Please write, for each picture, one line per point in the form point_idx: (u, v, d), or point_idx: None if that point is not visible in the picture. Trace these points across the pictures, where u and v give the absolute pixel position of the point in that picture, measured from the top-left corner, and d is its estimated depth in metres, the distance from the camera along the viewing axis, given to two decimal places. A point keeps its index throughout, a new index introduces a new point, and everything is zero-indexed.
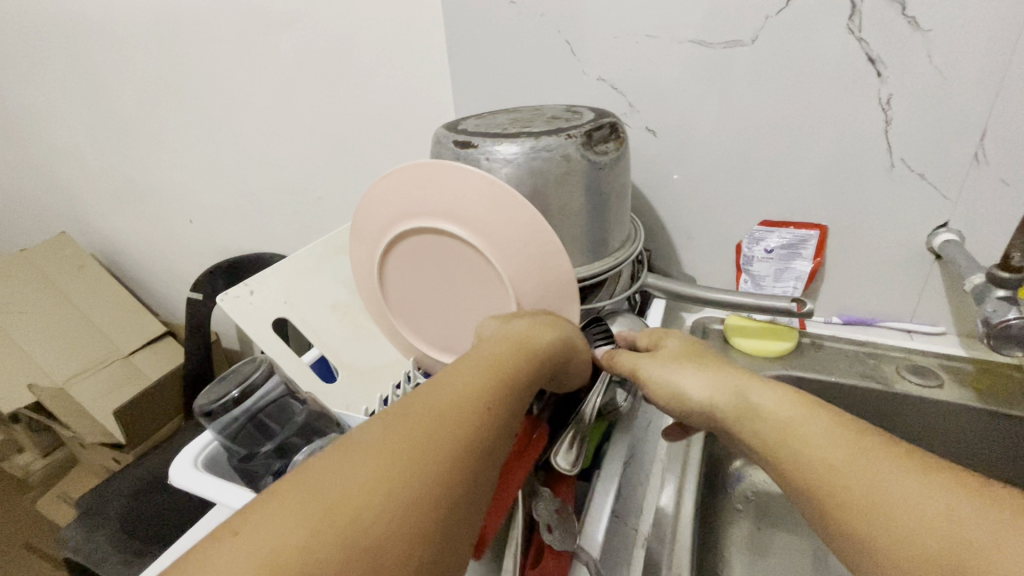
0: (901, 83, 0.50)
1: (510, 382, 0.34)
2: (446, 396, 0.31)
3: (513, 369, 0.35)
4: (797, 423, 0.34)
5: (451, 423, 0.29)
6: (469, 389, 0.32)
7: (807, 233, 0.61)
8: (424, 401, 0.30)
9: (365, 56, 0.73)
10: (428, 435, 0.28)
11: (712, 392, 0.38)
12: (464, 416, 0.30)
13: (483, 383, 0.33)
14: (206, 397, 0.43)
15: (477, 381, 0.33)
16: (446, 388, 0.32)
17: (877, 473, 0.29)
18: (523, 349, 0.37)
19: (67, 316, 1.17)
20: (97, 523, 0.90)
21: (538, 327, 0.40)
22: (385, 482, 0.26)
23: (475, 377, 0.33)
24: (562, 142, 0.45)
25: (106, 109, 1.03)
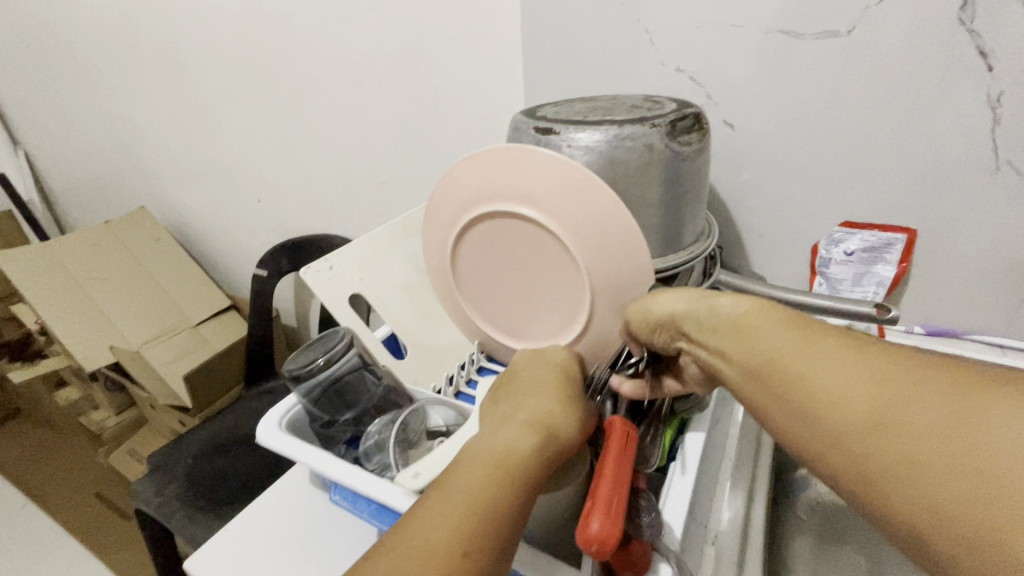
0: (1015, 79, 0.47)
1: (490, 526, 0.31)
2: (418, 559, 0.30)
3: (497, 502, 0.32)
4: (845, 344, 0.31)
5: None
6: (445, 544, 0.30)
7: (894, 237, 0.57)
8: (399, 564, 0.30)
9: (438, 44, 0.74)
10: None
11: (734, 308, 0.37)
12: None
13: (457, 538, 0.30)
14: (294, 362, 0.45)
15: (452, 534, 0.31)
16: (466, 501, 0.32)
17: (944, 416, 0.26)
18: (505, 473, 0.33)
19: (144, 286, 1.25)
20: (166, 480, 0.96)
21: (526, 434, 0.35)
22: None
23: (451, 525, 0.31)
24: (645, 131, 0.44)
25: (188, 92, 1.09)
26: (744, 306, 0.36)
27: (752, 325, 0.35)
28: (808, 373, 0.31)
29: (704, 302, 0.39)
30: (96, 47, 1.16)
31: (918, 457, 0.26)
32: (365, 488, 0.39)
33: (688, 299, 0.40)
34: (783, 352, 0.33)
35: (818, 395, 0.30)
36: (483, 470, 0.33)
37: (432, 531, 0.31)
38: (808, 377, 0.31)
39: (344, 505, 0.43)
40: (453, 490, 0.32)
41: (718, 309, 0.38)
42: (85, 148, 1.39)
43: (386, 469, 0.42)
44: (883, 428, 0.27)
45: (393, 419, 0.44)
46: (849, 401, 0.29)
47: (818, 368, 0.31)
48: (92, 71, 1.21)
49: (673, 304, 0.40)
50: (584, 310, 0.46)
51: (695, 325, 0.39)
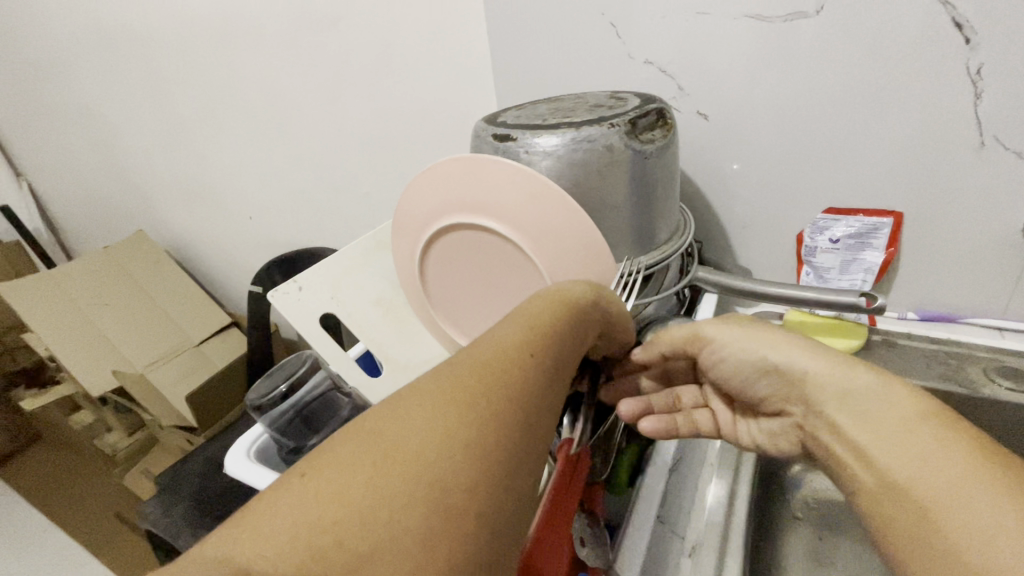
0: (995, 51, 0.44)
1: (552, 333, 0.32)
2: (483, 351, 0.30)
3: (551, 317, 0.33)
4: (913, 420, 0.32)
5: (493, 377, 0.28)
6: (512, 343, 0.30)
7: (880, 221, 0.55)
8: (468, 355, 0.29)
9: (409, 53, 0.73)
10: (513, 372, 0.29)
11: (813, 365, 0.37)
12: (509, 370, 0.29)
13: (523, 336, 0.31)
14: (257, 394, 0.47)
15: (522, 333, 0.31)
16: (522, 313, 0.33)
17: (984, 521, 0.27)
18: (561, 294, 0.34)
19: (147, 309, 1.27)
20: (173, 500, 0.97)
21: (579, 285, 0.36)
22: (440, 431, 0.25)
23: (516, 329, 0.31)
24: (604, 132, 0.43)
25: (172, 113, 1.09)
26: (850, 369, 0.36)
27: (850, 394, 0.35)
28: (881, 438, 0.32)
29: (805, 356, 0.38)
30: (82, 74, 1.17)
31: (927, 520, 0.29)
32: None
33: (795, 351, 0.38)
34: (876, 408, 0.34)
35: (875, 461, 0.32)
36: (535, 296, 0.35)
37: (497, 336, 0.31)
38: (903, 455, 0.31)
39: None
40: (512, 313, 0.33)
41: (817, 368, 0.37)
42: (81, 174, 1.40)
43: None
44: (926, 516, 0.29)
45: None
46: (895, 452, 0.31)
47: (895, 435, 0.32)
48: (79, 97, 1.22)
49: (755, 348, 0.40)
50: None
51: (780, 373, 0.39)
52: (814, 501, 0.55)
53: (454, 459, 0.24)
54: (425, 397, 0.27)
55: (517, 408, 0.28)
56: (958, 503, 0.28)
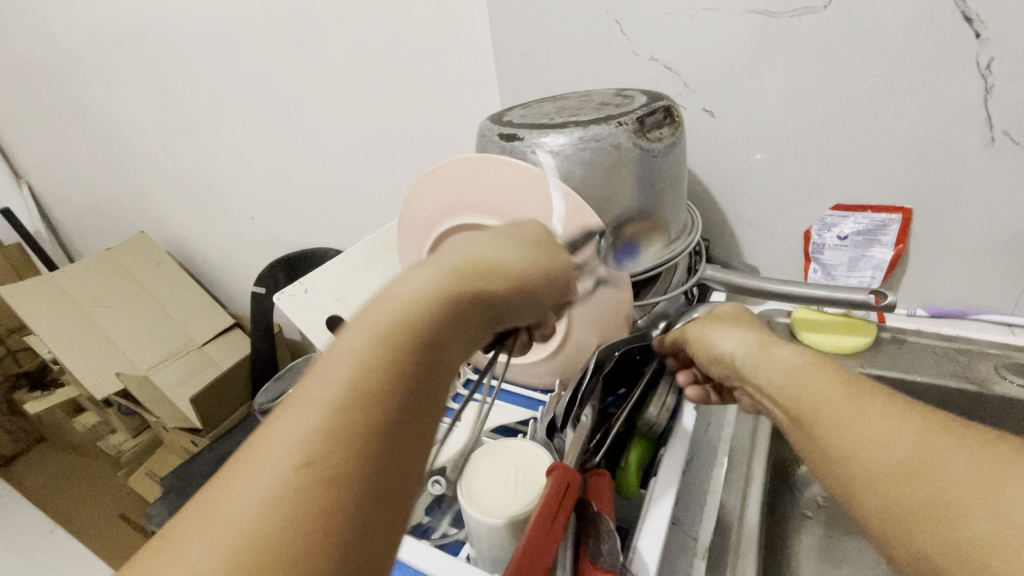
0: (1005, 45, 0.44)
1: (416, 341, 0.25)
2: (308, 416, 0.22)
3: (356, 376, 0.23)
4: (867, 405, 0.31)
5: (270, 527, 0.20)
6: (290, 455, 0.21)
7: (888, 217, 0.55)
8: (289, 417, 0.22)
9: (410, 51, 0.72)
10: (293, 500, 0.20)
11: (768, 368, 0.38)
12: (348, 438, 0.22)
13: (368, 382, 0.23)
14: (264, 396, 0.45)
15: (294, 442, 0.21)
16: (313, 377, 0.23)
17: (971, 492, 0.25)
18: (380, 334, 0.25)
19: (150, 310, 1.26)
20: (179, 501, 0.97)
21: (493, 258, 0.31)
22: None
23: (294, 428, 0.22)
24: (612, 131, 0.42)
25: (172, 114, 1.09)
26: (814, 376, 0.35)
27: (800, 382, 0.35)
28: (842, 422, 0.31)
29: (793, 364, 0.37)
30: (82, 76, 1.16)
31: (912, 508, 0.26)
32: None
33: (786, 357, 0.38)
34: (828, 399, 0.33)
35: (837, 451, 0.30)
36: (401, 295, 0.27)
37: (330, 376, 0.23)
38: (872, 439, 0.29)
39: None
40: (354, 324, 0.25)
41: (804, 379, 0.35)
42: (82, 176, 1.40)
43: None
44: (913, 505, 0.26)
45: None
46: (862, 436, 0.30)
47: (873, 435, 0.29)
48: (79, 99, 1.22)
49: (722, 343, 0.42)
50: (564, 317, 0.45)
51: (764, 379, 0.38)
52: (824, 499, 0.55)
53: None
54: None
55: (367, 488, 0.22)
56: (934, 478, 0.26)
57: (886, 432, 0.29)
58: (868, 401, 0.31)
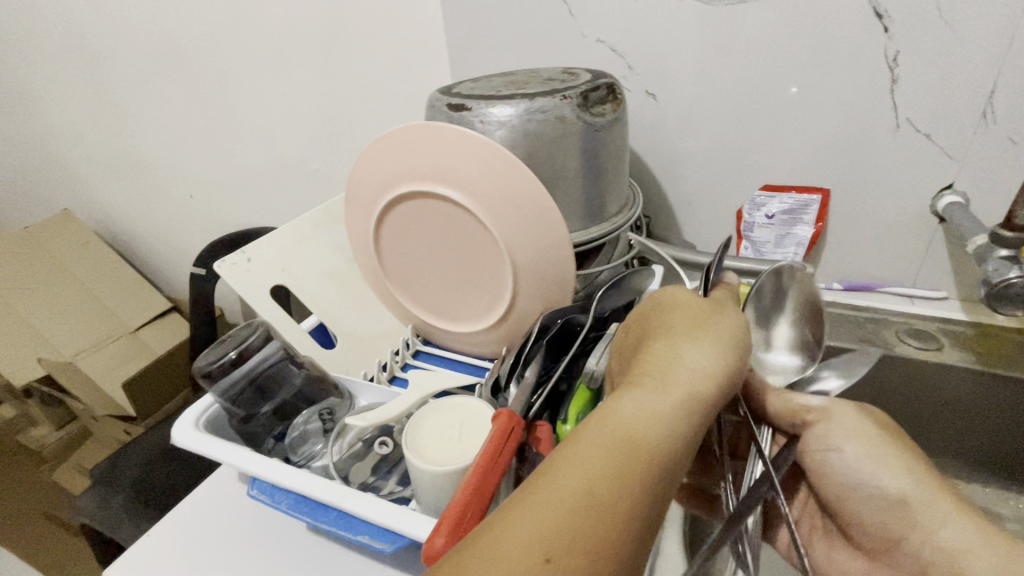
0: (908, 39, 0.49)
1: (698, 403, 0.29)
2: (581, 494, 0.25)
3: (673, 419, 0.28)
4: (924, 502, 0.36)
5: (584, 539, 0.24)
6: (605, 473, 0.25)
7: (809, 198, 0.59)
8: (555, 494, 0.25)
9: (359, 23, 0.71)
10: (607, 527, 0.24)
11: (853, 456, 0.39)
12: (611, 524, 0.24)
13: (625, 474, 0.25)
14: (205, 359, 0.45)
15: (614, 464, 0.26)
16: (636, 423, 0.27)
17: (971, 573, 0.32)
18: (682, 394, 0.29)
19: (75, 293, 1.18)
20: (111, 492, 0.92)
21: (711, 362, 0.30)
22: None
23: (619, 462, 0.26)
24: (557, 104, 0.44)
25: (99, 82, 1.02)
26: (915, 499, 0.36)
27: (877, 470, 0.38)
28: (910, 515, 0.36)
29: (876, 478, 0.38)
30: None
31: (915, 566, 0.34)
32: (286, 478, 0.39)
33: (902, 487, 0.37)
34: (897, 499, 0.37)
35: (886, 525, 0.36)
36: (650, 397, 0.28)
37: (595, 456, 0.26)
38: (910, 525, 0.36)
39: (262, 500, 0.40)
40: (607, 417, 0.28)
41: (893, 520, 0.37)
42: None
43: (314, 458, 0.44)
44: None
45: (319, 410, 0.46)
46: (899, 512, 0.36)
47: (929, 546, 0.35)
48: None
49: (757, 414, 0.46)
50: (510, 286, 0.46)
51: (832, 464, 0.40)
52: None
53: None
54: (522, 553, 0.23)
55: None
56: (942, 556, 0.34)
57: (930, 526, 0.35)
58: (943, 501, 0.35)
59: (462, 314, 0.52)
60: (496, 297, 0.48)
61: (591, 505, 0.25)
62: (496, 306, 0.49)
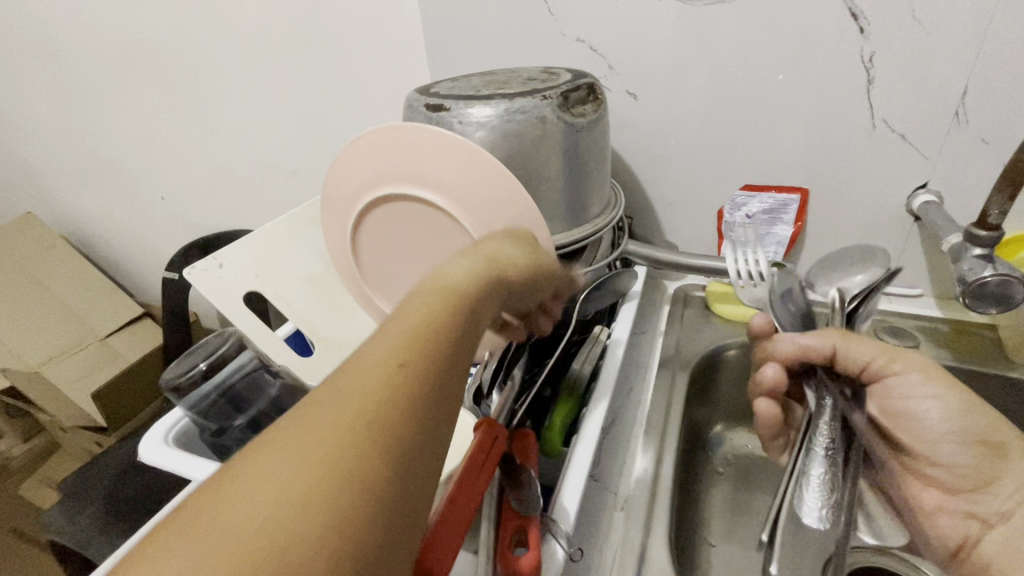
0: (883, 40, 0.49)
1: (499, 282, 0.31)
2: (399, 332, 0.26)
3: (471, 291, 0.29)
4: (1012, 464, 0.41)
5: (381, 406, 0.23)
6: (396, 344, 0.25)
7: (789, 197, 0.60)
8: (363, 345, 0.25)
9: (335, 21, 0.69)
10: (395, 392, 0.24)
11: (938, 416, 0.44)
12: (425, 350, 0.25)
13: (441, 310, 0.27)
14: (173, 372, 0.44)
15: (407, 333, 0.26)
16: (430, 297, 0.28)
17: None
18: (485, 270, 0.31)
19: (41, 300, 1.13)
20: (80, 507, 0.88)
21: (508, 247, 0.34)
22: (329, 467, 0.21)
23: (408, 325, 0.26)
24: (537, 104, 0.43)
25: (62, 81, 0.98)
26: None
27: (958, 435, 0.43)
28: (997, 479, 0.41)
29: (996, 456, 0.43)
30: None
31: None
32: None
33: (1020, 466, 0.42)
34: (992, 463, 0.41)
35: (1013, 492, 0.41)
36: (470, 264, 0.31)
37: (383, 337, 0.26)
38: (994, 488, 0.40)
39: None
40: (431, 283, 0.30)
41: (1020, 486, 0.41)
42: None
43: None
44: None
45: None
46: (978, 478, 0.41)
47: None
48: None
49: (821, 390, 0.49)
50: None
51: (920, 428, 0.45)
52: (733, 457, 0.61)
53: (353, 500, 0.21)
54: (304, 434, 0.22)
55: (420, 439, 0.23)
56: None
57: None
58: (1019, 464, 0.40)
59: None
60: None
61: (389, 373, 0.24)
62: None
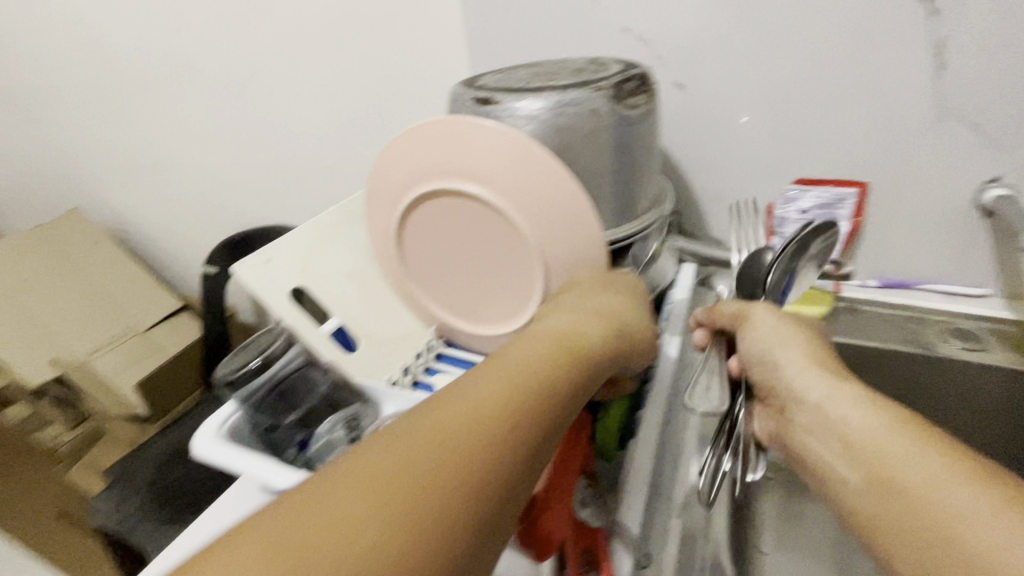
0: (957, 24, 0.46)
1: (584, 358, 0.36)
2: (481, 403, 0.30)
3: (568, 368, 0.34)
4: (868, 421, 0.34)
5: (472, 429, 0.29)
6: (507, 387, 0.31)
7: (847, 191, 0.57)
8: (471, 390, 0.31)
9: (374, 14, 0.69)
10: (464, 439, 0.28)
11: (815, 382, 0.38)
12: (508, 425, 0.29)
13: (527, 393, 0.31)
14: (227, 367, 0.45)
15: (531, 376, 0.32)
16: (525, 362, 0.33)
17: (973, 519, 0.28)
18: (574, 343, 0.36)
19: (86, 292, 1.17)
20: (127, 493, 0.91)
21: (598, 329, 0.38)
22: (402, 489, 0.26)
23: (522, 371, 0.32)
24: (589, 96, 0.42)
25: (107, 78, 1.00)
26: (857, 408, 0.36)
27: (836, 407, 0.36)
28: (876, 445, 0.33)
29: (828, 387, 0.38)
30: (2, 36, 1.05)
31: (902, 501, 0.30)
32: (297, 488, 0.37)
33: (818, 380, 0.38)
34: (853, 424, 0.35)
35: (859, 448, 0.34)
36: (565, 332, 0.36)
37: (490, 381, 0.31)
38: (874, 446, 0.33)
39: None
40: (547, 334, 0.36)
41: (834, 402, 0.37)
42: None
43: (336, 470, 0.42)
44: (908, 501, 0.30)
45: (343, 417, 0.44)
46: (847, 424, 0.35)
47: (858, 423, 0.35)
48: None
49: (752, 338, 0.42)
50: (539, 287, 0.44)
51: (780, 374, 0.41)
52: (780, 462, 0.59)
53: (410, 522, 0.25)
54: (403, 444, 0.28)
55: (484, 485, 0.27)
56: (943, 502, 0.29)
57: (881, 446, 0.33)
58: (895, 430, 0.33)
59: (488, 317, 0.50)
60: (523, 299, 0.46)
61: (464, 422, 0.29)
62: (524, 308, 0.47)
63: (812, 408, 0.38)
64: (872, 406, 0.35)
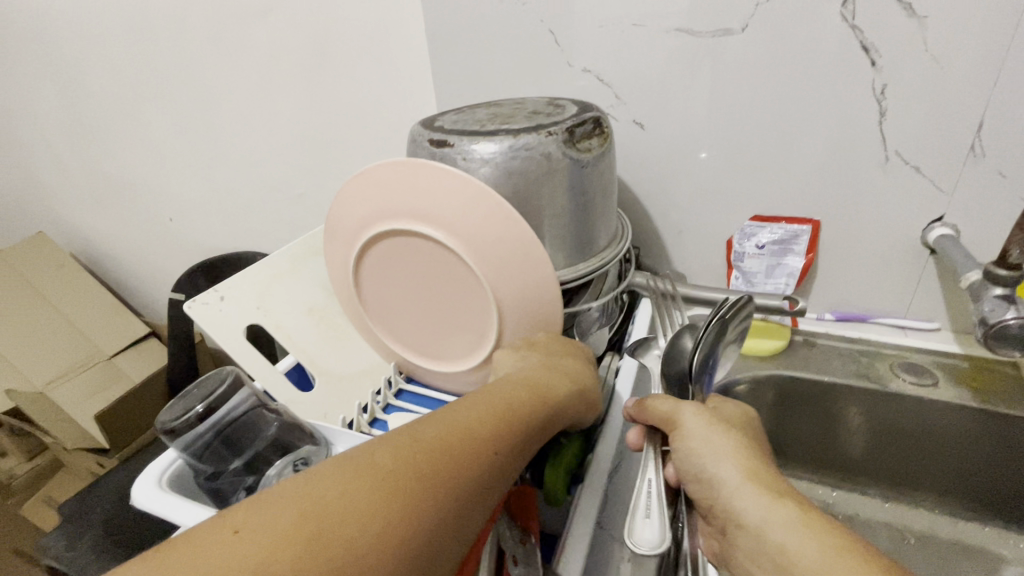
0: (896, 73, 0.48)
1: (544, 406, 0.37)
2: (451, 428, 0.31)
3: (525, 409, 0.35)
4: (805, 543, 0.31)
5: (431, 458, 0.29)
6: (474, 420, 0.32)
7: (800, 228, 0.59)
8: (435, 424, 0.31)
9: (342, 49, 0.70)
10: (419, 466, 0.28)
11: (750, 496, 0.34)
12: (477, 449, 0.31)
13: (496, 424, 0.33)
14: (169, 415, 0.44)
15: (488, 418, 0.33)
16: (484, 402, 0.34)
17: None
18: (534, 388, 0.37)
19: (49, 319, 1.14)
20: (79, 531, 0.88)
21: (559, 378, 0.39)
22: (348, 510, 0.26)
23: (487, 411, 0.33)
24: (542, 140, 0.42)
25: (76, 103, 0.99)
26: (768, 508, 0.33)
27: (772, 526, 0.33)
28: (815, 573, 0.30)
29: (742, 481, 0.35)
30: None
31: None
32: None
33: (734, 473, 0.36)
34: (792, 544, 0.31)
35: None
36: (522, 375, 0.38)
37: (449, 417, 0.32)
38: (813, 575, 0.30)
39: None
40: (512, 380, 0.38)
41: (746, 500, 0.34)
42: None
43: None
44: None
45: (292, 459, 0.43)
46: (788, 544, 0.32)
47: (796, 545, 0.31)
48: None
49: (682, 444, 0.38)
50: (494, 326, 0.44)
51: (713, 485, 0.37)
52: None
53: (351, 540, 0.25)
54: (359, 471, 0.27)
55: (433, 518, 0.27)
56: None
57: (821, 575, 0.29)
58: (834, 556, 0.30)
59: (447, 354, 0.50)
60: (480, 336, 0.47)
61: (420, 449, 0.29)
62: (481, 346, 0.47)
63: (727, 506, 0.35)
64: (811, 527, 0.32)
